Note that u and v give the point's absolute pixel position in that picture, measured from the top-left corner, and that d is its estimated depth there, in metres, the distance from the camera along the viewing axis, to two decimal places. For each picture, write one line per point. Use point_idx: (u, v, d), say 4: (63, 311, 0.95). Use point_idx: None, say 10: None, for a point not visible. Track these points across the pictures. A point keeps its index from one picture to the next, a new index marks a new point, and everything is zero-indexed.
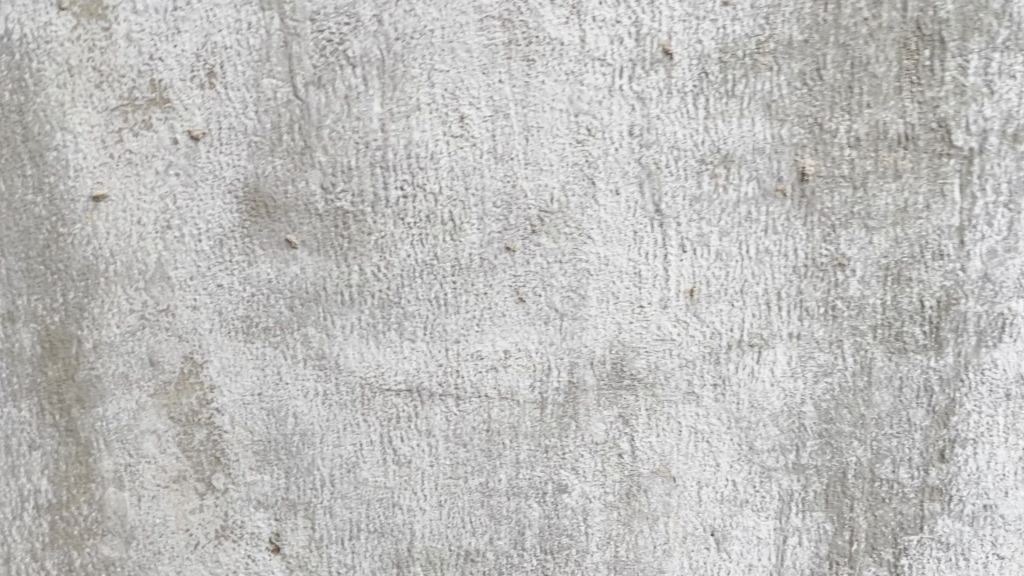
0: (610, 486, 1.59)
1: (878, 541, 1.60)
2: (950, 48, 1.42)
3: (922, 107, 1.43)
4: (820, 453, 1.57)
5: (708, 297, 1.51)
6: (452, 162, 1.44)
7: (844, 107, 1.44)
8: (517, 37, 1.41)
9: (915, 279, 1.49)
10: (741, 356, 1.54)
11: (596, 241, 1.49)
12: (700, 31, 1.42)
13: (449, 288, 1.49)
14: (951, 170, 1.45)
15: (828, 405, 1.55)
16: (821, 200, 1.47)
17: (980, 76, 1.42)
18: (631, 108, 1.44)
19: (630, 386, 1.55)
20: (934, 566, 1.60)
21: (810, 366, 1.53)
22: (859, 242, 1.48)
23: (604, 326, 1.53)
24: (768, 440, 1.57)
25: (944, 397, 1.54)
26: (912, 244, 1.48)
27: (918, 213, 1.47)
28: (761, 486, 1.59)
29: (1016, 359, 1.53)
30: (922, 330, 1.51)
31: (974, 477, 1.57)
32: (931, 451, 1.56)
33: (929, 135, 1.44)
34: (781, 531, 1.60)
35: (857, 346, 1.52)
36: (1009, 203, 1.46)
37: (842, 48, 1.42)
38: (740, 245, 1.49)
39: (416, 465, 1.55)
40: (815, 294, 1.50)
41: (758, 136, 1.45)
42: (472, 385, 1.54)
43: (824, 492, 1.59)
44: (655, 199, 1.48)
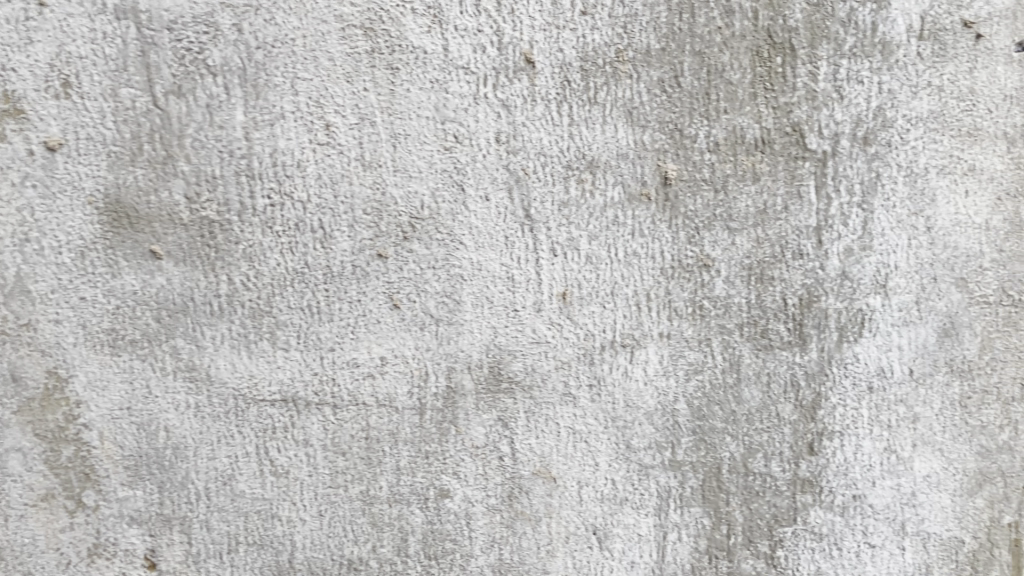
0: (492, 490, 1.60)
1: (755, 534, 1.65)
2: (800, 56, 1.48)
3: (776, 112, 1.50)
4: (695, 449, 1.62)
5: (581, 299, 1.55)
6: (319, 169, 1.44)
7: (702, 114, 1.50)
8: (381, 46, 1.42)
9: (777, 278, 1.56)
10: (615, 357, 1.58)
11: (468, 246, 1.51)
12: (560, 40, 1.45)
13: (321, 296, 1.49)
14: (806, 172, 1.52)
15: (700, 402, 1.60)
16: (685, 204, 1.53)
17: (830, 82, 1.49)
18: (496, 116, 1.47)
19: (507, 389, 1.57)
20: (808, 556, 1.65)
21: (680, 365, 1.59)
22: (722, 244, 1.54)
23: (479, 330, 1.54)
24: (644, 438, 1.61)
25: (810, 392, 1.60)
26: (772, 244, 1.54)
27: (777, 214, 1.53)
28: (640, 484, 1.62)
29: (877, 353, 1.58)
30: (786, 327, 1.57)
31: (843, 468, 1.62)
32: (800, 444, 1.62)
33: (784, 139, 1.51)
34: (661, 527, 1.64)
35: (724, 344, 1.58)
36: (862, 203, 1.53)
37: (698, 56, 1.47)
38: (609, 248, 1.53)
39: (295, 475, 1.54)
40: (682, 295, 1.56)
41: (621, 142, 1.50)
42: (349, 393, 1.53)
43: (700, 488, 1.63)
44: (524, 204, 1.50)
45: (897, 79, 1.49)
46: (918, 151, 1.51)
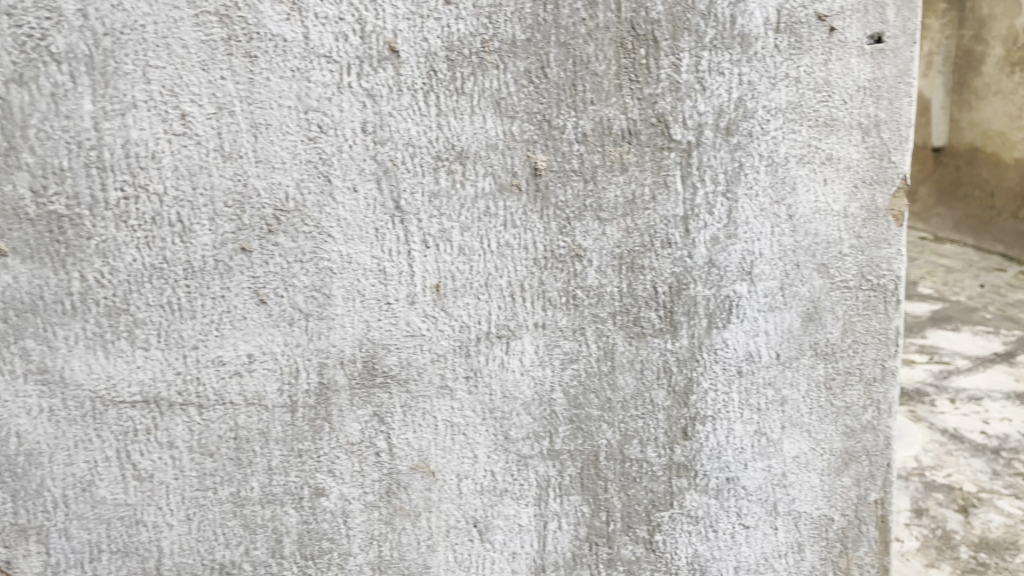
0: (370, 486, 1.58)
1: (633, 520, 1.68)
2: (663, 48, 1.51)
3: (642, 103, 1.53)
4: (573, 437, 1.63)
5: (454, 291, 1.54)
6: (176, 161, 1.40)
7: (570, 105, 1.51)
8: (237, 33, 1.38)
9: (648, 266, 1.59)
10: (491, 348, 1.57)
11: (336, 239, 1.48)
12: (424, 29, 1.44)
13: (182, 292, 1.45)
14: (672, 162, 1.56)
15: (576, 390, 1.62)
16: (555, 194, 1.54)
17: (692, 74, 1.53)
18: (361, 105, 1.44)
19: (382, 384, 1.54)
20: (685, 539, 1.70)
21: (556, 354, 1.60)
22: (593, 234, 1.57)
23: (351, 324, 1.51)
24: (522, 428, 1.62)
25: (682, 377, 1.64)
26: (642, 234, 1.58)
27: (645, 204, 1.57)
28: (519, 474, 1.63)
29: (745, 338, 1.64)
30: (657, 315, 1.62)
31: (716, 451, 1.67)
32: (674, 429, 1.66)
33: (650, 130, 1.54)
34: (541, 516, 1.65)
35: (598, 333, 1.60)
36: (726, 192, 1.58)
37: (563, 47, 1.49)
38: (481, 239, 1.53)
39: (159, 478, 1.50)
40: (556, 285, 1.57)
41: (490, 132, 1.50)
42: (214, 393, 1.49)
43: (579, 477, 1.65)
44: (394, 196, 1.48)
45: (756, 71, 1.53)
46: (778, 140, 1.56)
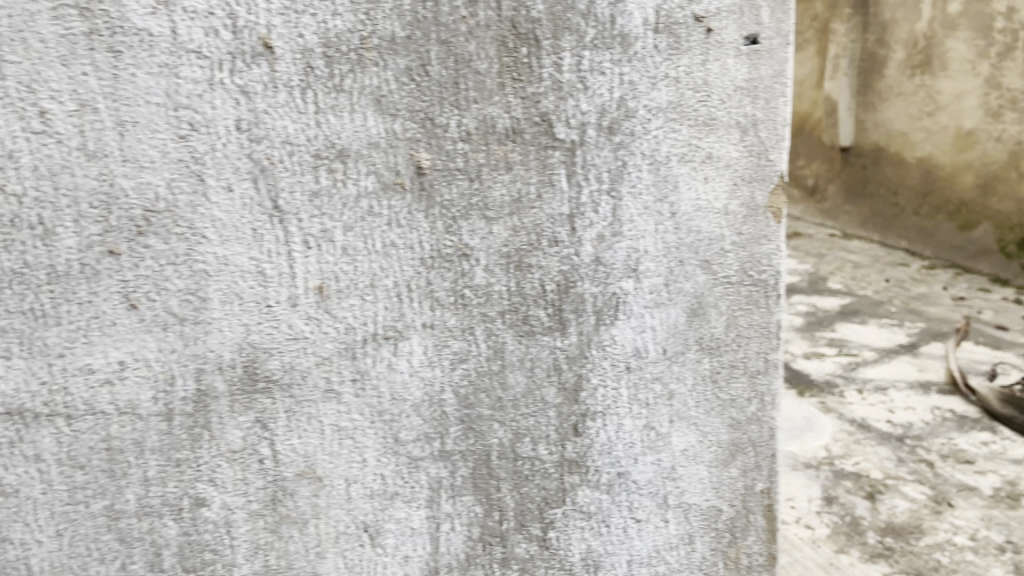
0: (254, 494, 1.54)
1: (526, 518, 1.68)
2: (544, 47, 1.51)
3: (524, 102, 1.53)
4: (464, 438, 1.62)
5: (338, 292, 1.51)
6: (35, 161, 1.34)
7: (452, 102, 1.49)
8: (99, 26, 1.32)
9: (535, 265, 1.59)
10: (378, 349, 1.55)
11: (212, 240, 1.43)
12: (299, 25, 1.40)
13: (46, 298, 1.39)
14: (557, 161, 1.56)
15: (466, 390, 1.61)
16: (440, 193, 1.52)
17: (574, 73, 1.53)
18: (235, 103, 1.40)
19: (264, 389, 1.50)
20: (579, 535, 1.71)
21: (445, 355, 1.58)
22: (480, 233, 1.56)
23: (229, 328, 1.47)
24: (412, 430, 1.59)
25: (572, 374, 1.65)
26: (528, 232, 1.58)
27: (531, 203, 1.57)
28: (410, 477, 1.61)
29: (632, 334, 1.66)
30: (546, 313, 1.62)
31: (607, 447, 1.69)
32: (564, 426, 1.67)
33: (534, 129, 1.54)
34: (434, 519, 1.64)
35: (488, 332, 1.59)
36: (611, 191, 1.60)
37: (444, 45, 1.47)
38: (365, 239, 1.51)
39: (24, 494, 1.44)
40: (443, 284, 1.56)
41: (371, 131, 1.47)
42: (84, 403, 1.43)
43: (471, 478, 1.64)
44: (272, 195, 1.45)
45: (637, 71, 1.55)
46: (660, 139, 1.59)
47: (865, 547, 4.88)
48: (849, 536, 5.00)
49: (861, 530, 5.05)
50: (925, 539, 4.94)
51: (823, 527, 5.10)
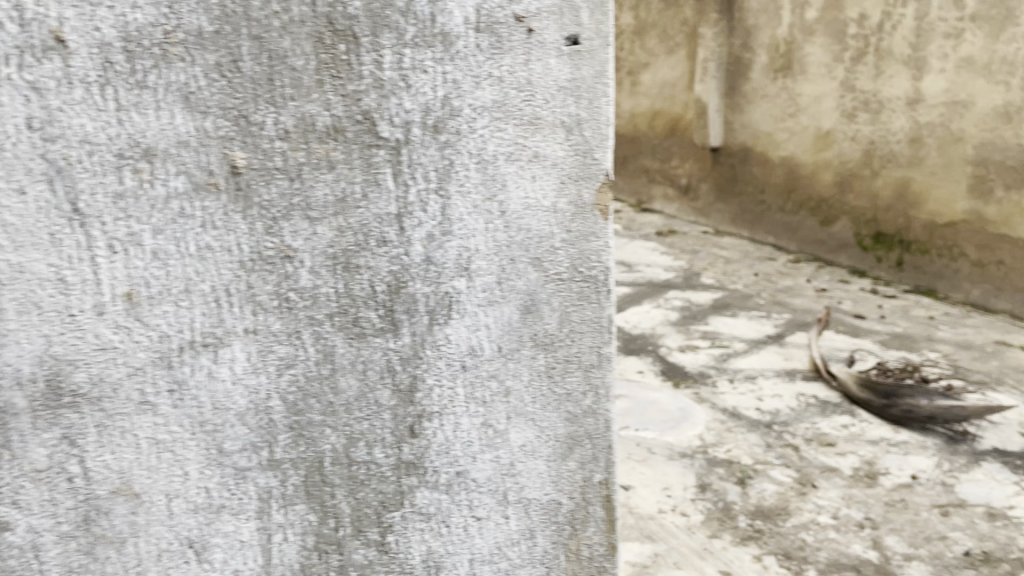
0: (63, 516, 1.45)
1: (363, 524, 1.65)
2: (363, 44, 1.48)
3: (345, 100, 1.49)
4: (294, 446, 1.58)
5: (149, 298, 1.44)
6: None
7: (267, 100, 1.45)
8: None
9: (363, 265, 1.56)
10: (196, 358, 1.49)
11: (3, 247, 1.34)
12: (95, 19, 1.33)
13: None
14: (382, 160, 1.53)
15: (295, 397, 1.56)
16: (258, 193, 1.47)
17: (396, 71, 1.51)
18: (24, 100, 1.32)
19: (70, 404, 1.42)
20: (417, 537, 1.69)
21: (270, 360, 1.53)
22: (303, 234, 1.51)
23: (27, 339, 1.37)
24: (237, 441, 1.54)
25: (406, 375, 1.63)
26: (355, 233, 1.54)
27: (356, 202, 1.53)
28: (237, 488, 1.56)
29: (467, 333, 1.66)
30: (377, 314, 1.59)
31: (444, 447, 1.68)
32: (401, 428, 1.64)
33: (356, 127, 1.51)
34: (264, 530, 1.59)
35: (315, 336, 1.55)
36: (439, 189, 1.58)
37: (256, 40, 1.42)
38: (177, 243, 1.44)
39: None
40: (266, 287, 1.51)
41: (180, 128, 1.41)
42: None
43: (303, 485, 1.60)
44: (70, 198, 1.37)
45: (460, 70, 1.55)
46: (485, 139, 1.59)
47: (736, 531, 5.10)
48: (722, 521, 5.20)
49: (733, 515, 5.27)
50: (792, 520, 5.20)
51: (697, 514, 5.28)
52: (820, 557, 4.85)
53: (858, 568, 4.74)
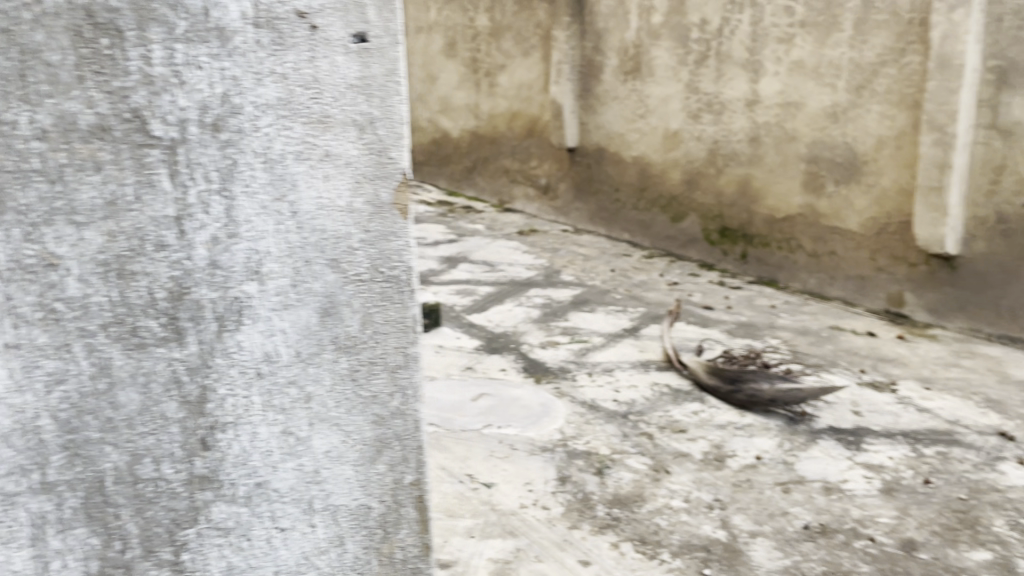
0: None
1: (154, 544, 1.57)
2: (128, 38, 1.40)
3: (110, 97, 1.41)
4: (69, 466, 1.48)
5: None
6: None
7: (19, 96, 1.36)
8: None
9: (140, 271, 1.48)
10: None
11: None
12: None
13: None
14: (155, 160, 1.46)
15: (68, 414, 1.47)
16: (13, 197, 1.37)
17: (167, 67, 1.44)
18: None
19: None
20: (216, 553, 1.63)
21: (37, 377, 1.43)
22: (68, 240, 1.42)
23: None
24: (3, 465, 1.44)
25: (195, 387, 1.55)
26: (128, 236, 1.46)
27: (128, 204, 1.45)
28: (5, 514, 1.45)
29: (260, 339, 1.60)
30: (159, 323, 1.51)
31: (241, 458, 1.62)
32: (191, 441, 1.57)
33: (124, 126, 1.42)
34: (39, 558, 1.49)
35: (88, 349, 1.46)
36: (222, 190, 1.52)
37: (3, 33, 1.33)
38: None
39: None
40: (27, 298, 1.41)
41: None
42: None
43: (82, 508, 1.50)
44: None
45: (239, 67, 1.49)
46: (270, 138, 1.54)
47: (595, 520, 5.22)
48: (582, 512, 5.31)
49: (591, 505, 5.39)
50: (646, 506, 5.38)
51: (558, 506, 5.36)
52: (673, 540, 5.04)
53: (708, 547, 4.96)
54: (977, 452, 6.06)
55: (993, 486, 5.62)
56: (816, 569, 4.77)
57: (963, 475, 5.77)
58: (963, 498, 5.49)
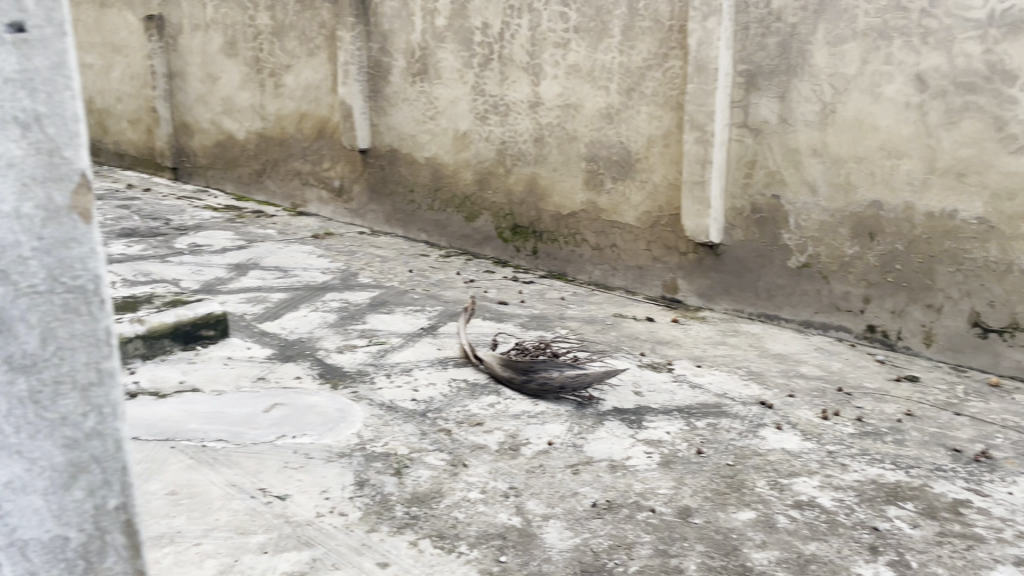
0: None
1: None
2: None
3: None
4: None
5: None
6: None
7: None
8: None
9: None
10: None
11: None
12: None
13: None
14: None
15: None
16: None
17: None
18: None
19: None
20: None
21: None
22: None
23: None
24: None
25: None
26: None
27: None
28: None
29: None
30: None
31: None
32: None
33: None
34: None
35: None
36: None
37: None
38: None
39: None
40: None
41: None
42: None
43: None
44: None
45: None
46: None
47: (394, 521, 5.18)
48: (379, 514, 5.25)
49: (390, 506, 5.34)
50: (444, 501, 5.41)
51: (355, 511, 5.26)
52: (470, 531, 5.10)
53: (504, 535, 5.07)
54: (742, 421, 6.64)
55: (756, 451, 6.17)
56: (603, 544, 5.00)
57: (731, 443, 6.28)
58: (730, 464, 5.98)
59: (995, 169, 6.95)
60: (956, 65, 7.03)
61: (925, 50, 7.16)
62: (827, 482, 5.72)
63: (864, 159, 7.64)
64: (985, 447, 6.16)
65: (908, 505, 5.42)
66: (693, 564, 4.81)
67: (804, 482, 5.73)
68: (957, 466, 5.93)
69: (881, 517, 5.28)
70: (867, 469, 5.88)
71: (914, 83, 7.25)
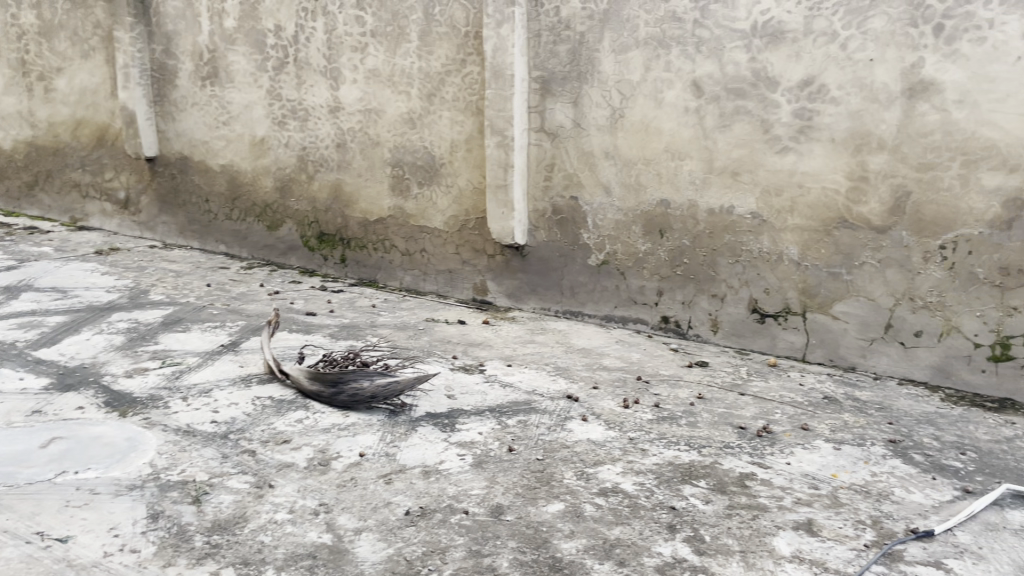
0: None
1: None
2: None
3: None
4: None
5: None
6: None
7: None
8: None
9: None
10: None
11: None
12: None
13: None
14: None
15: None
16: None
17: None
18: None
19: None
20: None
21: None
22: None
23: None
24: None
25: None
26: None
27: None
28: None
29: None
30: None
31: None
32: None
33: None
34: None
35: None
36: None
37: None
38: None
39: None
40: None
41: None
42: None
43: None
44: None
45: None
46: None
47: (192, 552, 4.86)
48: (176, 547, 4.90)
49: (188, 537, 5.00)
50: (248, 526, 5.15)
51: (149, 546, 4.90)
52: (277, 554, 4.89)
53: (313, 554, 4.90)
54: (550, 416, 6.83)
55: (563, 444, 6.37)
56: (417, 552, 4.95)
57: (539, 439, 6.44)
58: (539, 459, 6.13)
59: (763, 167, 7.60)
60: (726, 73, 7.60)
61: (699, 58, 7.69)
62: (629, 468, 6.00)
63: (652, 160, 8.10)
64: (766, 422, 6.70)
65: (701, 483, 5.79)
66: (505, 561, 4.88)
67: (608, 470, 5.97)
68: (743, 442, 6.40)
69: (678, 497, 5.61)
70: (665, 452, 6.23)
71: (691, 89, 7.79)
